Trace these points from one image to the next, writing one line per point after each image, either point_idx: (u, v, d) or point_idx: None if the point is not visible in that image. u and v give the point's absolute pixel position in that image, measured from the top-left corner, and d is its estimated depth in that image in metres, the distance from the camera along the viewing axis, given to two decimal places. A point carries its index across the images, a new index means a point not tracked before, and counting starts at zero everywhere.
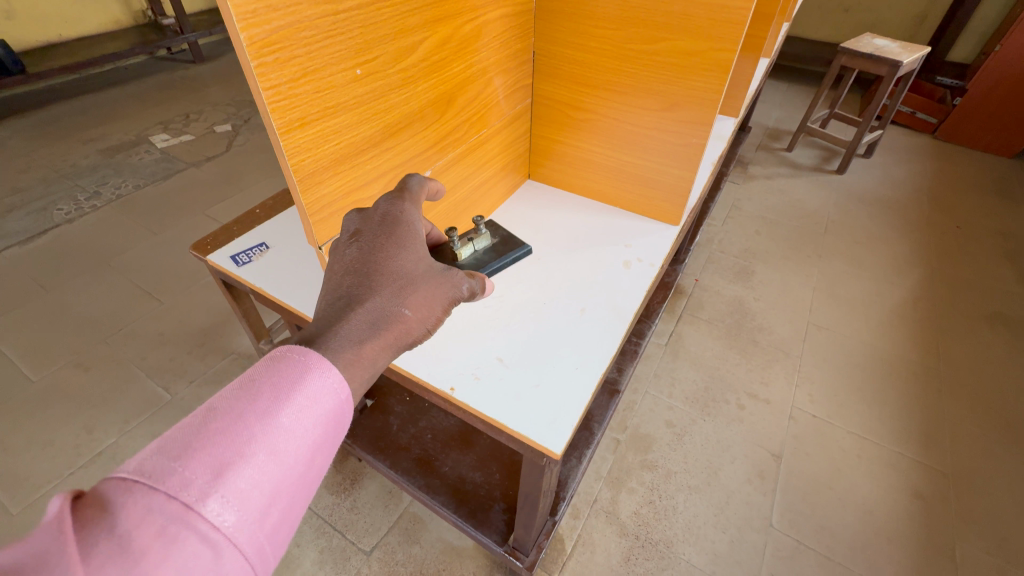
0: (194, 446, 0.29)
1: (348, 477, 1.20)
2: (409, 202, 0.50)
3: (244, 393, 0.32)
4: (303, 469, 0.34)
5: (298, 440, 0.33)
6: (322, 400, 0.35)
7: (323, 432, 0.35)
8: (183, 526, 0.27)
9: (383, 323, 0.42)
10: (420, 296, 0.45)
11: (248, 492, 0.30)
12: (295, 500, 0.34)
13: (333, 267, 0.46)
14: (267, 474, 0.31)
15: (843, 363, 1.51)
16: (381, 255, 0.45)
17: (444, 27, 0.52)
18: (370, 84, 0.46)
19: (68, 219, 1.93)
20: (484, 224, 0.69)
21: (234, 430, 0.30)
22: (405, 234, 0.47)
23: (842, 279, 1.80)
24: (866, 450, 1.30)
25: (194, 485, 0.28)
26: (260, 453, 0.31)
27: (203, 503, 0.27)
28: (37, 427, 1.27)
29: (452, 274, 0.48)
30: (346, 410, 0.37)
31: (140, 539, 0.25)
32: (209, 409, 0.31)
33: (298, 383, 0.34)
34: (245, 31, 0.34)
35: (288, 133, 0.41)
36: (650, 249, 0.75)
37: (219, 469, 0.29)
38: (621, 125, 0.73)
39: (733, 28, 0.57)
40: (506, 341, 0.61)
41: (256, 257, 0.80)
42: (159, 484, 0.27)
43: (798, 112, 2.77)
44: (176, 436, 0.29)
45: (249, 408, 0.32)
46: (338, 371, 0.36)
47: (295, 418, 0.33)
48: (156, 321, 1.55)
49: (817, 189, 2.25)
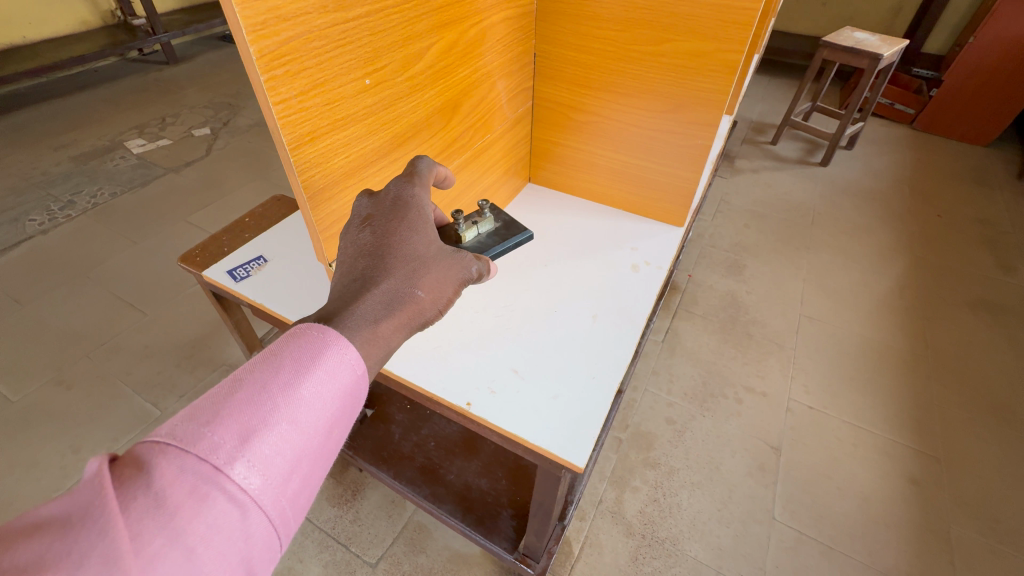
0: (221, 413, 0.30)
1: (349, 488, 1.17)
2: (417, 185, 0.49)
3: (266, 365, 0.34)
4: (324, 440, 0.35)
5: (318, 411, 0.34)
6: (340, 374, 0.35)
7: (342, 406, 0.36)
8: (213, 487, 0.28)
9: (397, 301, 0.42)
10: (433, 277, 0.45)
11: (273, 459, 0.31)
12: (317, 469, 0.35)
13: (346, 246, 0.46)
14: (291, 441, 0.32)
15: (836, 353, 1.53)
16: (394, 234, 0.45)
17: (449, 31, 0.51)
18: (378, 93, 0.45)
19: (41, 230, 1.85)
20: (487, 206, 0.66)
21: (258, 398, 0.32)
22: (416, 215, 0.47)
23: (831, 270, 1.83)
24: (861, 438, 1.32)
25: (222, 449, 0.29)
26: (284, 422, 0.32)
27: (230, 466, 0.29)
28: (20, 448, 1.22)
29: (461, 256, 0.48)
30: (362, 386, 0.38)
31: (173, 497, 0.27)
32: (235, 380, 0.33)
33: (316, 358, 0.35)
34: (255, 44, 0.32)
35: (299, 148, 0.39)
36: (655, 250, 0.74)
37: (245, 435, 0.30)
38: (623, 127, 0.72)
39: (740, 29, 0.56)
40: (519, 352, 0.60)
41: (254, 270, 0.77)
42: (190, 447, 0.28)
43: (780, 105, 2.80)
44: (203, 404, 0.31)
45: (271, 379, 0.33)
46: (355, 348, 0.37)
47: (316, 391, 0.34)
48: (141, 335, 1.50)
49: (802, 181, 2.28)
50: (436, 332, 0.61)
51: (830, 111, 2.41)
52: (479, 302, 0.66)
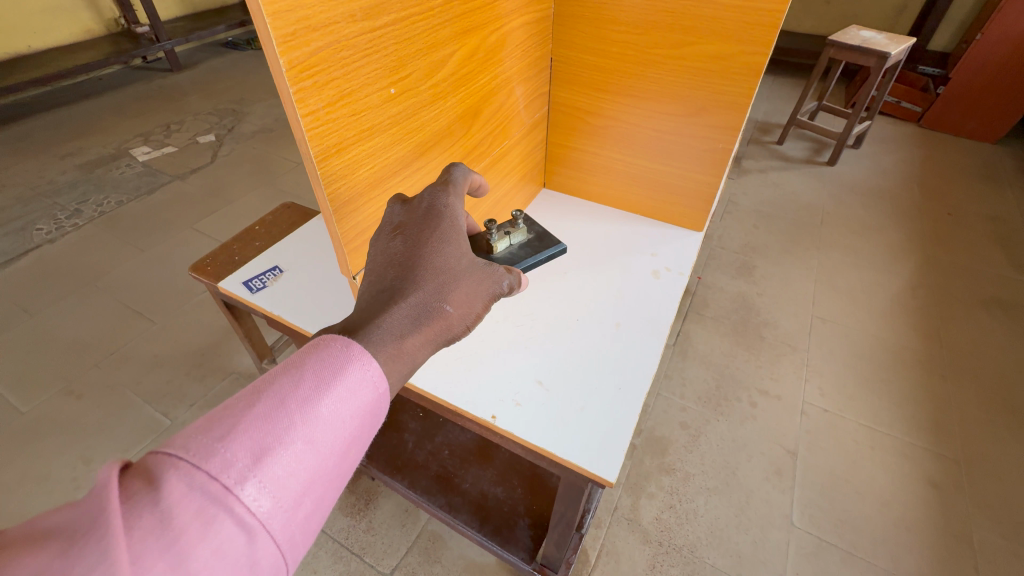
0: (237, 429, 0.30)
1: (362, 497, 1.16)
2: (453, 195, 0.48)
3: (289, 378, 0.33)
4: (339, 459, 0.34)
5: (335, 430, 0.33)
6: (360, 392, 0.35)
7: (360, 424, 0.35)
8: (220, 509, 0.27)
9: (426, 317, 0.41)
10: (463, 291, 0.44)
11: (285, 480, 0.30)
12: (331, 490, 0.34)
13: (372, 255, 0.45)
14: (304, 462, 0.31)
15: (849, 355, 1.52)
16: (426, 244, 0.45)
17: (471, 38, 0.50)
18: (403, 102, 0.44)
19: (49, 239, 1.85)
20: (521, 217, 0.65)
21: (276, 414, 0.31)
22: (449, 227, 0.46)
23: (842, 270, 1.81)
24: (879, 441, 1.30)
25: (234, 467, 0.28)
26: (299, 441, 0.31)
27: (240, 487, 0.28)
28: (29, 460, 1.21)
29: (493, 270, 0.48)
30: (384, 403, 0.37)
31: (180, 518, 0.26)
32: (254, 391, 0.32)
33: (341, 374, 0.34)
34: (285, 55, 0.32)
35: (325, 161, 0.38)
36: (676, 256, 0.73)
37: (258, 453, 0.29)
38: (641, 131, 0.71)
39: (765, 31, 0.55)
40: (542, 362, 0.58)
41: (270, 281, 0.76)
42: (202, 463, 0.27)
43: (786, 105, 2.78)
44: (221, 416, 0.30)
45: (292, 394, 0.32)
46: (378, 363, 0.36)
47: (335, 409, 0.33)
48: (150, 343, 1.49)
49: (810, 181, 2.26)
50: (457, 344, 0.60)
51: (836, 110, 2.40)
52: (501, 312, 0.64)
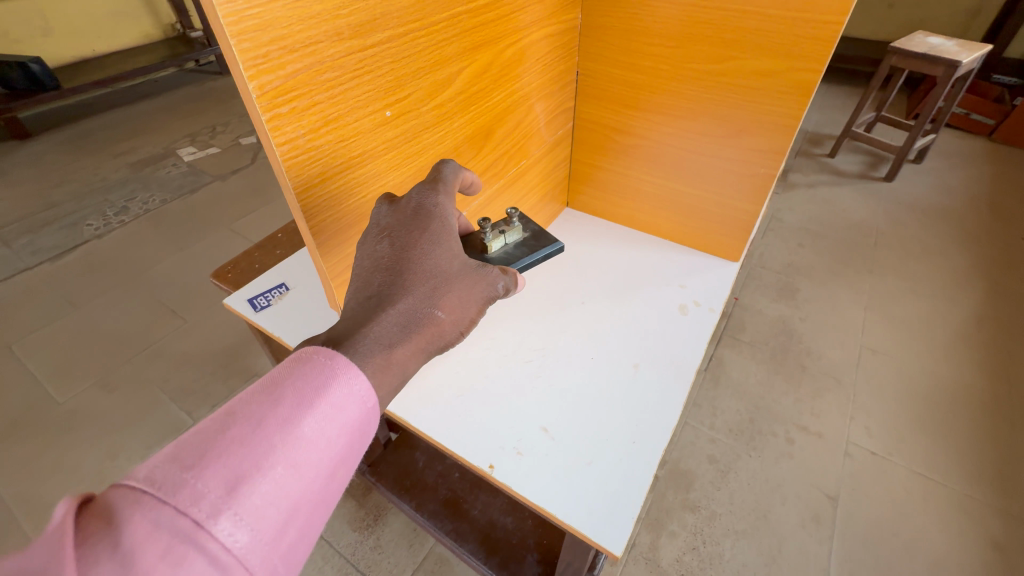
0: (209, 457, 0.26)
1: (372, 512, 1.14)
2: (441, 194, 0.43)
3: (266, 398, 0.30)
4: (326, 483, 0.31)
5: (319, 452, 0.30)
6: (348, 408, 0.32)
7: (348, 443, 0.32)
8: (192, 547, 0.24)
9: (415, 324, 0.38)
10: (455, 295, 0.41)
11: (264, 510, 0.27)
12: (317, 516, 0.31)
13: (360, 260, 0.41)
14: (286, 488, 0.28)
15: (902, 392, 1.39)
16: (414, 247, 0.40)
17: (482, 54, 0.46)
18: (400, 126, 0.40)
19: (97, 235, 1.94)
20: (515, 215, 0.59)
21: (252, 438, 0.28)
22: (439, 226, 0.42)
23: (897, 297, 1.66)
24: (933, 492, 1.18)
25: (205, 500, 0.25)
26: (280, 466, 0.28)
27: (213, 521, 0.25)
28: (61, 451, 1.25)
29: (486, 271, 0.43)
30: (373, 419, 0.34)
31: (144, 562, 0.23)
32: (229, 414, 0.29)
33: (323, 390, 0.31)
34: (255, 81, 0.28)
35: (306, 191, 0.35)
36: (707, 289, 0.66)
37: (233, 482, 0.26)
38: (673, 151, 0.65)
39: (819, 46, 0.49)
40: (552, 406, 0.53)
41: (275, 300, 0.66)
42: (169, 498, 0.24)
43: (840, 115, 2.61)
44: (189, 444, 0.27)
45: (269, 415, 0.29)
46: (365, 377, 0.33)
47: (319, 428, 0.30)
48: (181, 341, 1.53)
49: (863, 197, 2.10)
50: (461, 377, 0.56)
51: (896, 122, 2.23)
52: (510, 347, 0.59)
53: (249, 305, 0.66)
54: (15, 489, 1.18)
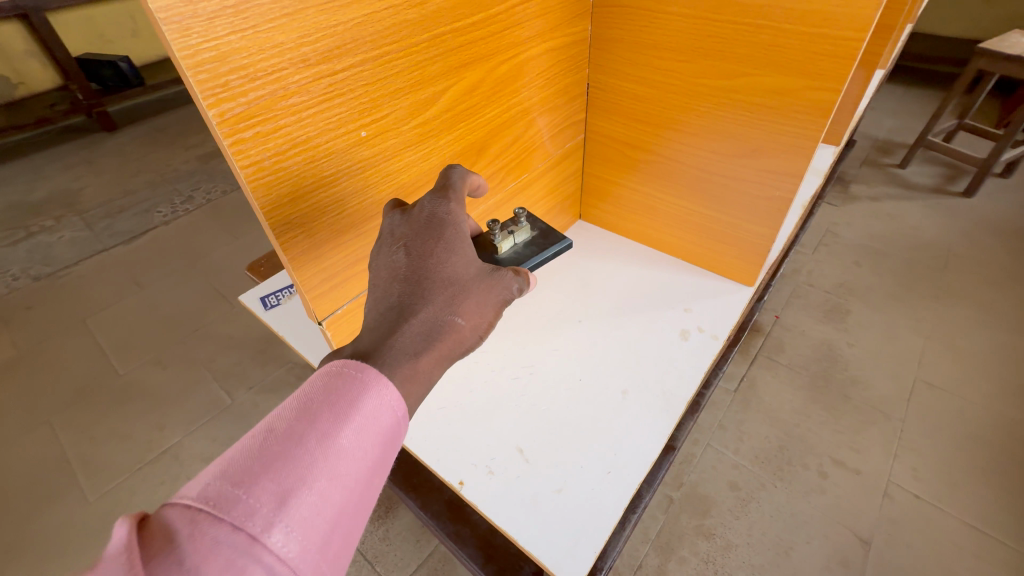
0: (257, 474, 0.28)
1: (383, 505, 1.18)
2: (452, 202, 0.44)
3: (302, 414, 0.31)
4: (364, 492, 0.32)
5: (357, 462, 0.31)
6: (381, 417, 0.33)
7: (382, 451, 0.33)
8: (249, 559, 0.25)
9: (437, 333, 0.38)
10: (473, 302, 0.41)
11: (313, 520, 0.28)
12: (355, 525, 0.32)
13: (375, 272, 0.41)
14: (330, 499, 0.29)
15: (960, 433, 1.26)
16: (430, 256, 0.40)
17: (471, 72, 0.46)
18: (378, 145, 0.41)
19: (164, 222, 2.11)
20: (523, 213, 0.57)
21: (294, 453, 0.29)
22: (452, 233, 0.42)
23: (964, 327, 1.51)
24: (985, 548, 1.07)
25: (258, 515, 0.26)
26: (323, 478, 0.29)
27: (267, 533, 0.26)
28: (119, 419, 1.38)
29: (500, 274, 0.43)
30: (401, 427, 0.34)
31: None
32: (267, 431, 0.30)
33: (354, 403, 0.32)
34: (215, 108, 0.29)
35: (276, 209, 0.36)
36: (714, 314, 0.63)
37: (282, 496, 0.28)
38: (685, 168, 0.62)
39: (836, 63, 0.45)
40: (532, 426, 0.53)
41: (286, 298, 0.70)
42: (224, 515, 0.26)
43: (916, 122, 2.39)
44: (236, 463, 0.28)
45: (308, 431, 0.30)
46: (395, 387, 0.34)
47: (354, 440, 0.31)
48: (227, 325, 1.64)
49: (935, 214, 1.92)
50: (446, 389, 0.57)
51: (982, 132, 2.01)
52: (497, 362, 0.59)
53: (261, 303, 0.69)
54: (79, 450, 1.31)
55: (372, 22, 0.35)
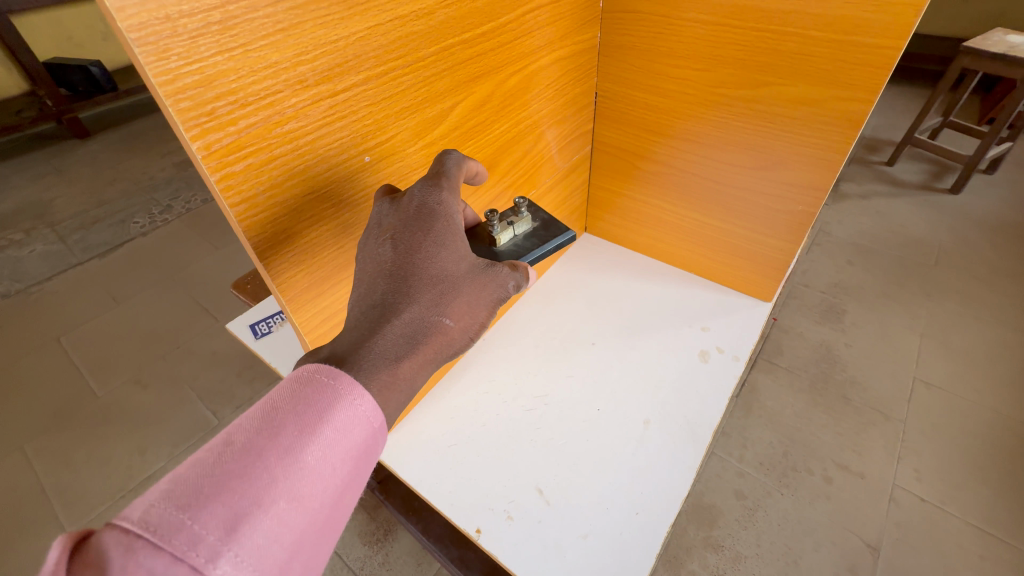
0: (208, 494, 0.24)
1: (382, 527, 1.13)
2: (445, 188, 0.37)
3: (265, 426, 0.27)
4: (330, 512, 0.29)
5: (323, 481, 0.28)
6: (353, 432, 0.29)
7: (353, 468, 0.30)
8: None
9: (422, 335, 0.34)
10: (463, 300, 0.36)
11: (267, 549, 0.25)
12: (322, 545, 0.29)
13: (361, 266, 0.36)
14: (290, 523, 0.26)
15: (958, 432, 1.26)
16: (419, 250, 0.35)
17: (481, 86, 0.42)
18: (383, 170, 0.37)
19: (142, 233, 2.02)
20: (523, 202, 0.50)
21: (252, 471, 0.26)
22: (444, 225, 0.36)
23: (957, 323, 1.51)
24: (991, 549, 1.06)
25: (203, 543, 0.23)
26: (282, 500, 0.26)
27: (213, 565, 0.22)
28: (97, 443, 1.31)
29: (496, 269, 0.38)
30: (377, 441, 0.31)
31: None
32: (225, 443, 0.27)
33: (324, 415, 0.28)
34: (199, 141, 0.25)
35: (273, 249, 0.32)
36: (732, 333, 0.60)
37: (233, 521, 0.24)
38: (697, 180, 0.60)
39: (868, 72, 0.42)
40: (550, 462, 0.49)
41: (278, 325, 0.66)
42: (165, 543, 0.22)
43: (902, 120, 2.41)
44: (185, 479, 0.24)
45: (269, 445, 0.27)
46: (371, 397, 0.30)
47: (321, 456, 0.28)
48: (211, 341, 1.58)
49: (924, 211, 1.93)
50: (456, 423, 0.53)
51: (966, 128, 2.03)
52: (506, 391, 0.56)
53: (250, 330, 0.64)
54: (54, 478, 1.24)
55: (377, 35, 0.32)
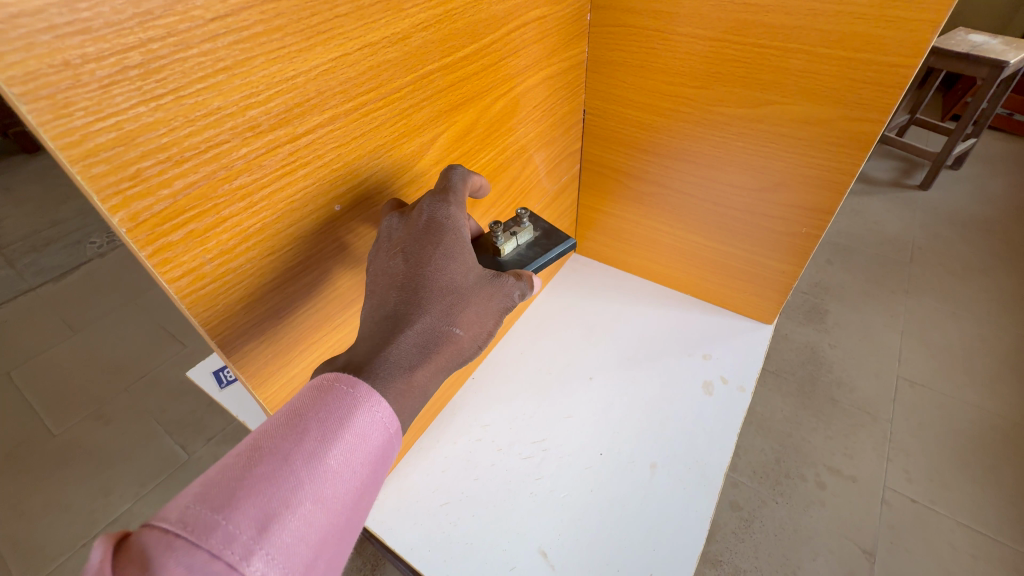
0: (236, 493, 0.22)
1: (369, 561, 1.07)
2: (452, 204, 0.34)
3: (288, 429, 0.25)
4: (354, 516, 0.26)
5: (348, 484, 0.25)
6: (371, 438, 0.26)
7: (373, 474, 0.27)
8: None
9: (433, 345, 0.30)
10: (473, 309, 0.32)
11: (294, 548, 0.23)
12: (346, 547, 0.26)
13: (370, 280, 0.33)
14: (316, 524, 0.24)
15: (944, 429, 1.27)
16: (427, 259, 0.32)
17: (463, 113, 0.39)
18: (355, 216, 0.34)
19: (99, 254, 1.90)
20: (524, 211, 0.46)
21: (278, 473, 0.23)
22: (451, 237, 0.33)
23: (936, 319, 1.54)
24: (982, 548, 1.07)
25: (237, 541, 0.21)
26: (308, 502, 0.24)
27: (246, 563, 0.21)
28: (55, 486, 1.21)
29: (500, 280, 0.34)
30: (395, 450, 0.28)
31: None
32: (251, 447, 0.24)
33: (344, 421, 0.26)
34: (121, 212, 0.21)
35: (224, 319, 0.28)
36: (734, 361, 0.57)
37: (265, 520, 0.22)
38: (686, 201, 0.57)
39: (879, 91, 0.39)
40: (551, 519, 0.45)
41: None
42: (200, 541, 0.20)
43: None
44: (214, 480, 0.23)
45: (293, 448, 0.24)
46: (387, 404, 0.27)
47: (343, 460, 0.25)
48: (178, 369, 1.48)
49: (898, 208, 1.96)
50: (449, 476, 0.49)
51: (933, 125, 2.07)
52: (500, 439, 0.52)
53: (214, 378, 0.58)
54: (7, 529, 1.14)
55: (344, 67, 0.28)
